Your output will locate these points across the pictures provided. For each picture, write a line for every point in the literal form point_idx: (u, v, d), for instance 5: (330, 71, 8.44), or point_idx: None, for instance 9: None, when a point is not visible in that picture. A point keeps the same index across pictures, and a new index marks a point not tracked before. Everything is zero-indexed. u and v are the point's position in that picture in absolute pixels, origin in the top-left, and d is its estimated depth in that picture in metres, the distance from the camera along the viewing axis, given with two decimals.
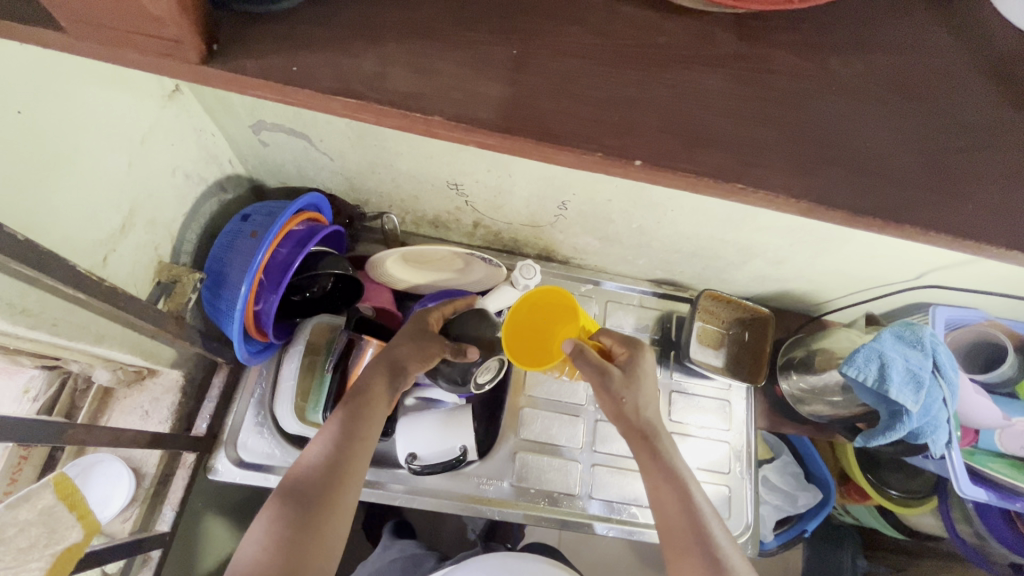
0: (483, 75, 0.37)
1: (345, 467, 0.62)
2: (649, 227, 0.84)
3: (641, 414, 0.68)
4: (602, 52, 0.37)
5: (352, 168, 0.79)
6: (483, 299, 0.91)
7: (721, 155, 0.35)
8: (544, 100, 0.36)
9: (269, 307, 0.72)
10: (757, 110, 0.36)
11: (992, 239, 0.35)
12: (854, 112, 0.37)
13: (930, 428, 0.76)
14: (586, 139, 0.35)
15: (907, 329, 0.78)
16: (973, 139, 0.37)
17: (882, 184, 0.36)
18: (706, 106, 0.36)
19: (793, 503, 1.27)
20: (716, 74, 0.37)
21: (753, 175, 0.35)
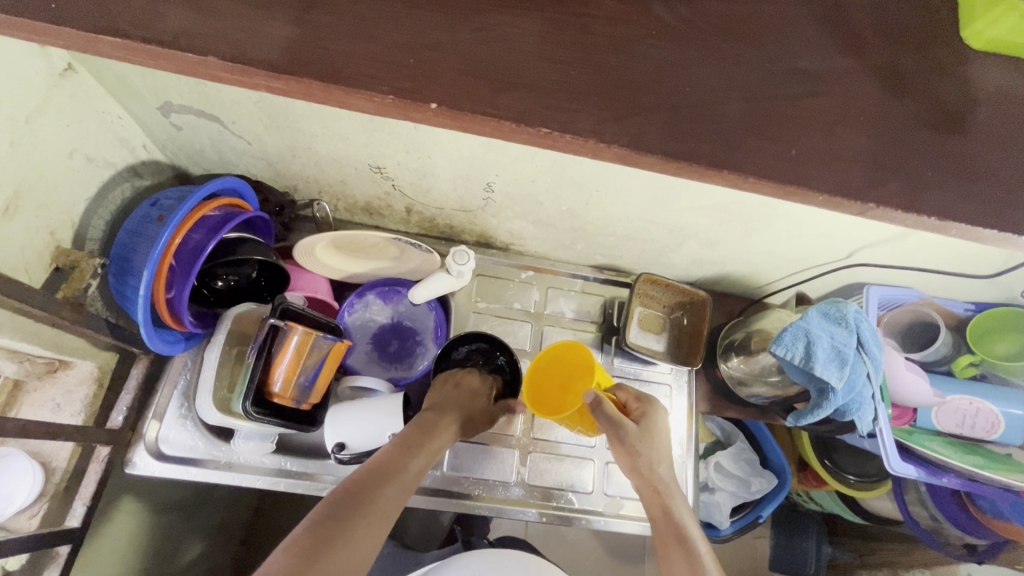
0: (270, 15, 0.37)
1: (389, 485, 0.65)
2: (579, 210, 0.83)
3: (656, 469, 0.75)
4: (442, 4, 0.37)
5: (272, 152, 0.78)
6: (417, 287, 0.90)
7: (537, 97, 0.36)
8: (339, 41, 0.36)
9: (181, 295, 0.71)
10: (594, 64, 0.37)
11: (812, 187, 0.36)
12: (694, 69, 0.38)
13: (855, 406, 0.76)
14: (376, 81, 0.36)
15: (832, 307, 0.78)
16: (792, 89, 0.38)
17: (698, 129, 0.37)
18: (542, 58, 0.37)
19: (747, 489, 1.27)
20: (540, 19, 0.37)
21: (574, 119, 0.36)
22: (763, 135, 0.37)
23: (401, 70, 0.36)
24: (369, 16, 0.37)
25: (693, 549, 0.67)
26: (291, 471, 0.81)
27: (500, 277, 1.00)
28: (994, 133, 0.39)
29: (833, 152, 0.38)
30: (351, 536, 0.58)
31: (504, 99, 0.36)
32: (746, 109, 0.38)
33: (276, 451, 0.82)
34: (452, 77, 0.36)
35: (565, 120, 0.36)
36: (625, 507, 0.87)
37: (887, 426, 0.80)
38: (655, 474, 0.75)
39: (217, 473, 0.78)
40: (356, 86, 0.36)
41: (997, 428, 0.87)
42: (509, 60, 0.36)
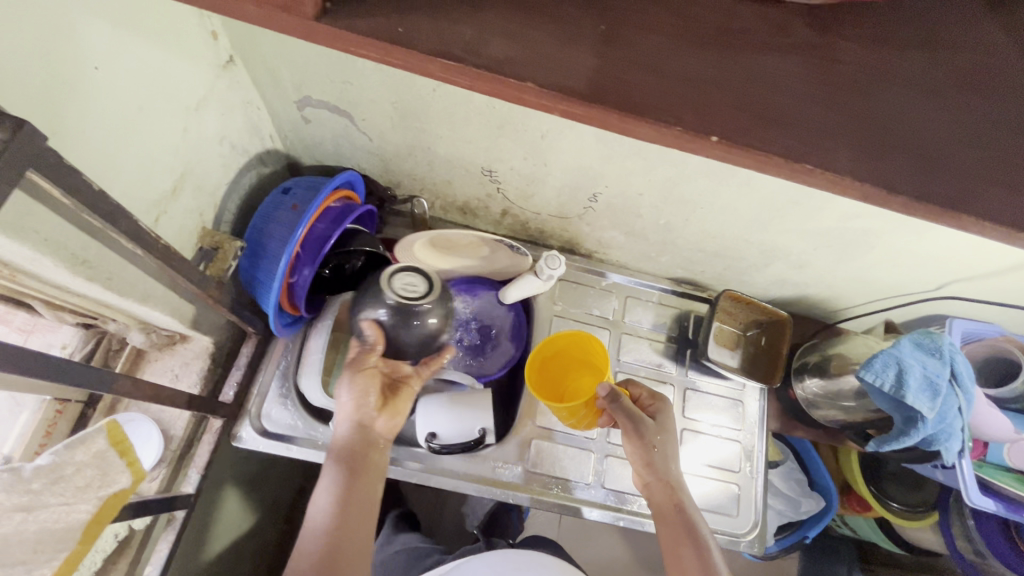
0: (572, 45, 0.35)
1: (360, 485, 0.69)
2: (676, 225, 0.85)
3: (667, 465, 0.76)
4: (685, 32, 0.37)
5: (391, 149, 0.81)
6: (507, 287, 0.94)
7: (794, 133, 0.35)
8: (631, 75, 0.35)
9: (302, 280, 0.75)
10: (834, 103, 0.37)
11: (1002, 232, 0.38)
12: (920, 117, 0.38)
13: (943, 436, 0.77)
14: (665, 111, 0.34)
15: (926, 337, 0.79)
16: (1005, 132, 0.39)
17: (929, 166, 0.37)
18: (787, 94, 0.36)
19: (796, 509, 1.28)
20: (783, 58, 0.37)
21: (821, 155, 0.35)
22: (996, 182, 0.37)
23: (653, 94, 0.35)
24: (616, 36, 0.36)
25: (702, 543, 0.72)
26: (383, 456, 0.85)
27: (582, 283, 1.02)
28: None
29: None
30: (357, 495, 0.68)
31: (762, 131, 0.35)
32: (982, 156, 0.38)
33: None
34: (704, 105, 0.35)
35: (814, 155, 0.35)
36: None
37: (969, 459, 0.81)
38: (668, 469, 0.76)
39: (316, 454, 0.79)
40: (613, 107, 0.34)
41: None
42: (756, 93, 0.36)
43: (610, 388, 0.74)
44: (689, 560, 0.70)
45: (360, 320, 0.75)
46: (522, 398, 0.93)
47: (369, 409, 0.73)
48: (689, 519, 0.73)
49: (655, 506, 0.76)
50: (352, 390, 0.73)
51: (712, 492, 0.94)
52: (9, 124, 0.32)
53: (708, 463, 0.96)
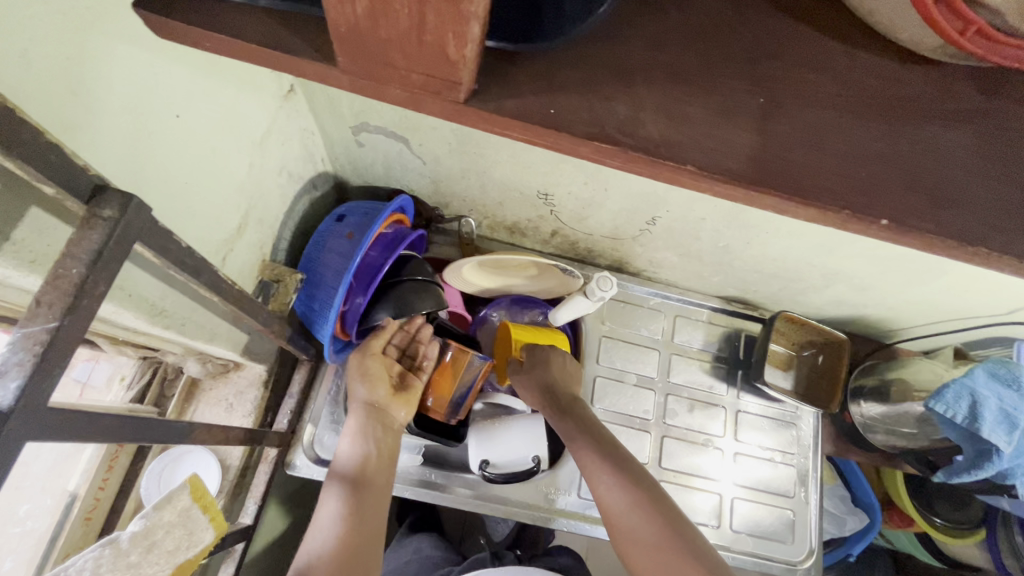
0: (732, 121, 0.34)
1: (366, 496, 0.65)
2: (736, 247, 0.83)
3: (565, 394, 0.79)
4: (849, 101, 0.35)
5: (444, 172, 0.79)
6: (556, 309, 0.91)
7: (971, 216, 0.34)
8: (795, 153, 0.34)
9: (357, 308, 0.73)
10: (1009, 177, 0.34)
11: None
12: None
13: (1020, 470, 0.74)
14: (833, 194, 0.33)
15: (1002, 367, 0.76)
16: None
17: None
18: (961, 167, 0.34)
19: (840, 526, 1.27)
20: (956, 128, 0.35)
21: (1001, 239, 0.33)
22: None
23: (804, 170, 0.34)
24: (773, 107, 0.35)
25: (620, 468, 0.68)
26: (435, 483, 0.84)
27: (630, 302, 1.00)
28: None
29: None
30: (365, 505, 0.64)
31: (930, 212, 0.33)
32: None
33: (421, 461, 0.85)
34: (874, 188, 0.34)
35: (993, 241, 0.33)
36: (751, 545, 0.89)
37: None
38: (562, 397, 0.78)
39: None
40: (780, 191, 0.33)
41: None
42: (927, 171, 0.34)
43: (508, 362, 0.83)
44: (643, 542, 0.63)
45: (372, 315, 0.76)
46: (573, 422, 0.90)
47: (379, 395, 0.74)
48: (609, 449, 0.70)
49: (604, 503, 0.67)
50: (364, 377, 0.74)
51: (768, 517, 0.92)
52: (118, 200, 0.32)
53: (765, 487, 0.93)
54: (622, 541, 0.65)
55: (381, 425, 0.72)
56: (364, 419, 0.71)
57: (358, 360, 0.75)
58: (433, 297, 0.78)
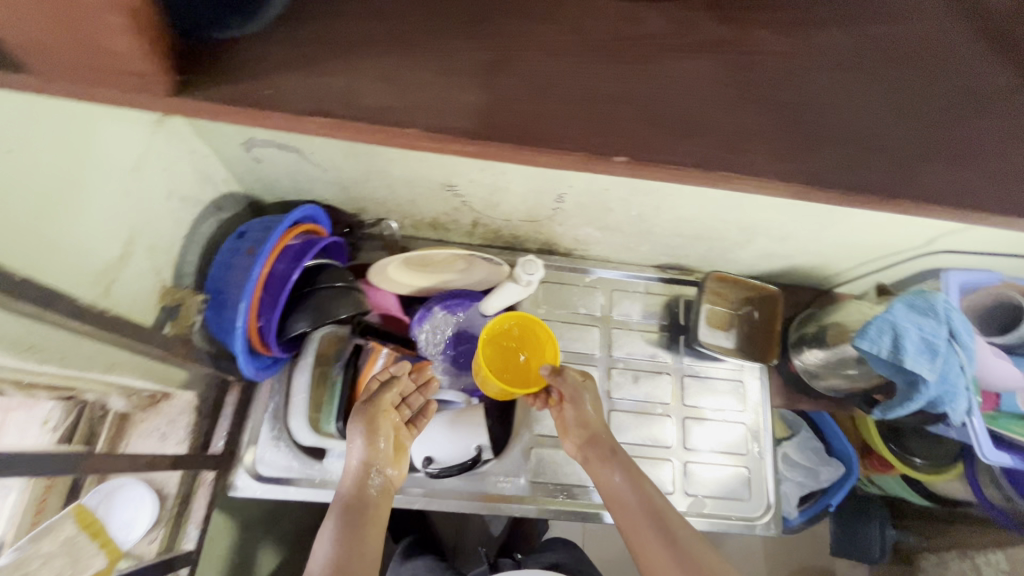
0: (460, 86, 0.45)
1: (362, 526, 0.64)
2: (649, 214, 0.83)
3: (591, 410, 0.79)
4: (603, 54, 0.46)
5: (347, 177, 0.79)
6: (487, 298, 0.91)
7: (697, 146, 0.45)
8: (522, 101, 0.45)
9: (271, 324, 0.72)
10: (734, 107, 0.46)
11: (863, 187, 0.45)
12: (805, 110, 0.47)
13: (949, 397, 0.74)
14: (566, 138, 0.44)
15: (918, 297, 0.77)
16: (848, 99, 0.48)
17: (797, 140, 0.46)
18: (693, 103, 0.45)
19: (815, 478, 1.27)
20: (697, 59, 0.47)
21: (708, 159, 0.45)
22: (856, 145, 0.46)
23: (554, 124, 0.45)
24: (539, 67, 0.46)
25: (638, 480, 0.73)
26: None
27: (565, 283, 1.00)
28: (995, 141, 0.48)
29: (888, 156, 0.47)
30: (365, 538, 0.63)
31: (654, 143, 0.44)
32: (856, 121, 0.47)
33: None
34: (613, 128, 0.44)
35: (702, 164, 0.44)
36: (707, 507, 0.90)
37: (979, 415, 0.78)
38: (586, 413, 0.79)
39: (314, 491, 0.80)
40: (520, 143, 0.44)
41: None
42: (668, 108, 0.45)
43: (550, 367, 0.78)
44: (653, 536, 0.69)
45: (290, 328, 0.76)
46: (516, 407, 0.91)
47: (381, 454, 0.71)
48: (625, 462, 0.75)
49: (618, 502, 0.73)
50: (365, 438, 0.71)
51: (721, 477, 0.92)
52: None
53: (716, 449, 0.94)
54: (627, 532, 0.72)
55: (378, 490, 0.69)
56: (362, 473, 0.69)
57: (369, 415, 0.72)
58: (353, 301, 0.79)
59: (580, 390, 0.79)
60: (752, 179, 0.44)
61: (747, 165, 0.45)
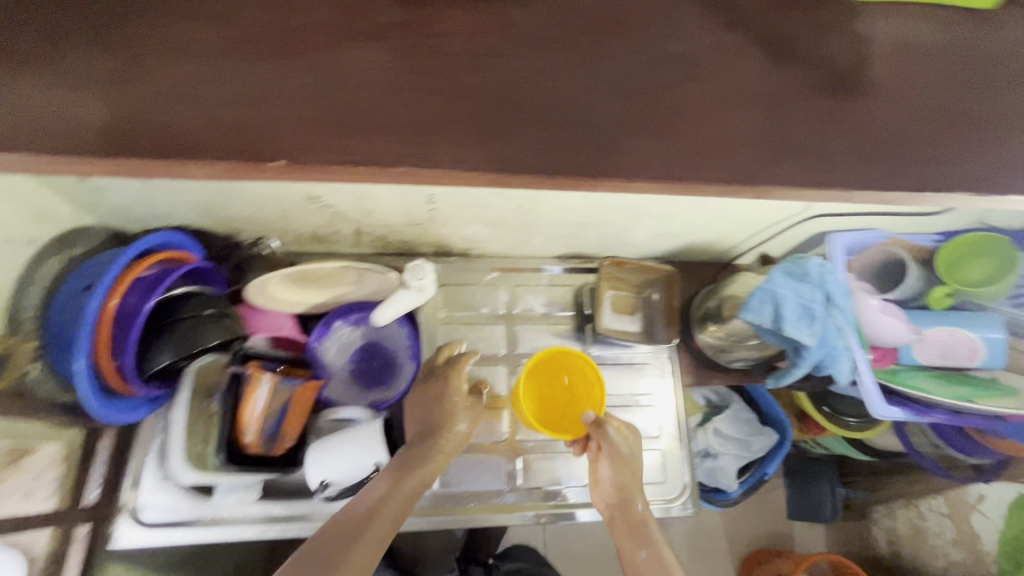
0: (100, 96, 0.47)
1: (340, 551, 0.66)
2: (527, 206, 0.81)
3: (625, 450, 0.80)
4: (282, 52, 0.49)
5: (203, 199, 0.75)
6: (380, 307, 0.88)
7: (368, 142, 0.49)
8: (155, 110, 0.48)
9: (128, 362, 0.68)
10: (401, 98, 0.50)
11: (497, 167, 0.50)
12: (473, 92, 0.51)
13: (831, 359, 0.75)
14: (204, 147, 0.48)
15: (794, 264, 0.77)
16: (509, 85, 0.51)
17: (438, 127, 0.50)
18: (370, 94, 0.49)
19: (749, 449, 1.28)
20: (363, 52, 0.50)
21: (350, 150, 0.49)
22: (517, 128, 0.50)
23: (237, 129, 0.48)
24: (224, 73, 0.49)
25: (644, 519, 0.77)
26: (279, 516, 0.80)
27: (466, 283, 0.98)
28: (711, 117, 0.53)
29: (528, 138, 0.51)
30: (337, 566, 0.64)
31: (323, 143, 0.49)
32: (518, 105, 0.51)
33: (261, 497, 0.80)
34: (278, 134, 0.49)
35: (373, 157, 0.49)
36: None
37: (867, 372, 0.80)
38: (626, 452, 0.79)
39: (204, 532, 0.77)
40: (200, 154, 0.48)
41: (978, 354, 0.89)
42: (337, 103, 0.49)
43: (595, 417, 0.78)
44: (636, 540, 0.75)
45: (154, 364, 0.72)
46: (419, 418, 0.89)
47: (395, 482, 0.74)
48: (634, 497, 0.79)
49: (620, 528, 0.77)
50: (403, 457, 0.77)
51: None
52: None
53: None
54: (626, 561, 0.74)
55: (379, 517, 0.70)
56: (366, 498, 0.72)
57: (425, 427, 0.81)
58: (224, 328, 0.76)
59: (619, 437, 0.79)
60: (416, 167, 0.49)
61: (377, 151, 0.49)
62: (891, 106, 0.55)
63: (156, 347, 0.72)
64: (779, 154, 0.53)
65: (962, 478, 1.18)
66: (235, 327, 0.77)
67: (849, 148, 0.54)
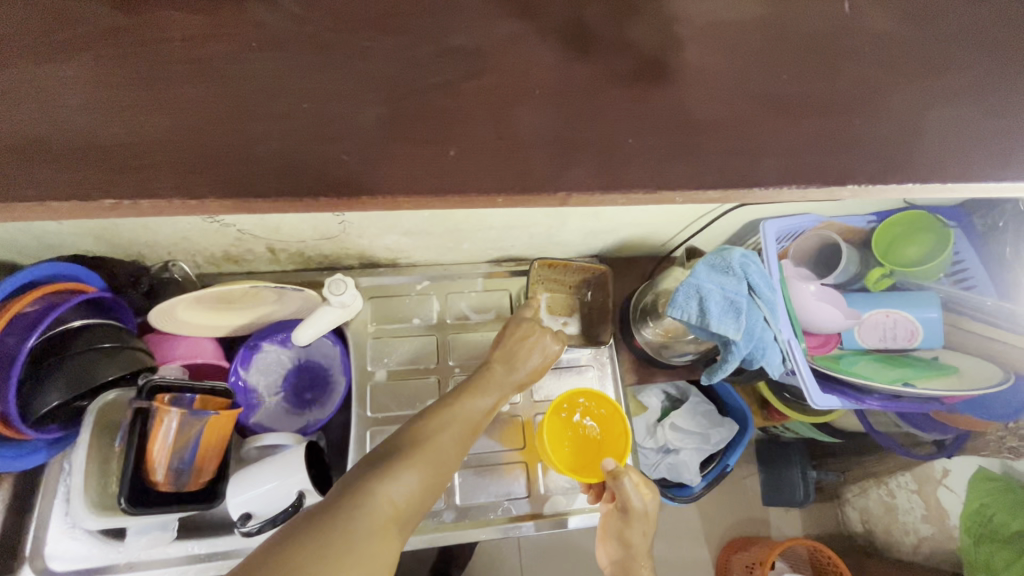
0: None
1: (418, 459, 0.57)
2: (442, 213, 0.78)
3: (639, 509, 0.76)
4: None
5: (91, 226, 0.71)
6: (301, 326, 0.84)
7: (70, 167, 0.43)
8: None
9: (11, 407, 0.64)
10: (96, 117, 0.43)
11: (250, 189, 0.44)
12: (186, 106, 0.44)
13: (760, 352, 0.73)
14: None
15: (718, 256, 0.75)
16: (253, 87, 0.45)
17: (167, 144, 0.44)
18: (65, 112, 0.43)
19: (708, 442, 1.26)
20: (72, 64, 0.44)
21: (64, 180, 0.42)
22: (266, 139, 0.44)
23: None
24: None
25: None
26: (200, 555, 0.76)
27: (397, 295, 0.94)
28: (569, 111, 0.48)
29: (276, 143, 0.44)
30: (399, 478, 0.54)
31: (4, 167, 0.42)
32: (262, 111, 0.45)
33: (179, 536, 0.76)
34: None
35: (64, 185, 0.42)
36: (564, 504, 0.86)
37: (800, 363, 0.78)
38: (638, 512, 0.76)
39: None
40: None
41: (916, 336, 0.88)
42: (51, 124, 0.43)
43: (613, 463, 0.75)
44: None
45: (43, 404, 0.67)
46: (351, 438, 0.86)
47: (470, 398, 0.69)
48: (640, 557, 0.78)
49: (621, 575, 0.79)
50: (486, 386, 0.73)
51: None
52: None
53: None
54: None
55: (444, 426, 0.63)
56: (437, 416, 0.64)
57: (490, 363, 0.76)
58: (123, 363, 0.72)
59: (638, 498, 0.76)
60: (135, 200, 0.43)
61: (98, 180, 0.43)
62: (741, 97, 0.50)
63: (43, 387, 0.67)
64: (574, 155, 0.47)
65: (924, 456, 1.16)
66: (136, 361, 0.73)
67: (748, 136, 0.50)
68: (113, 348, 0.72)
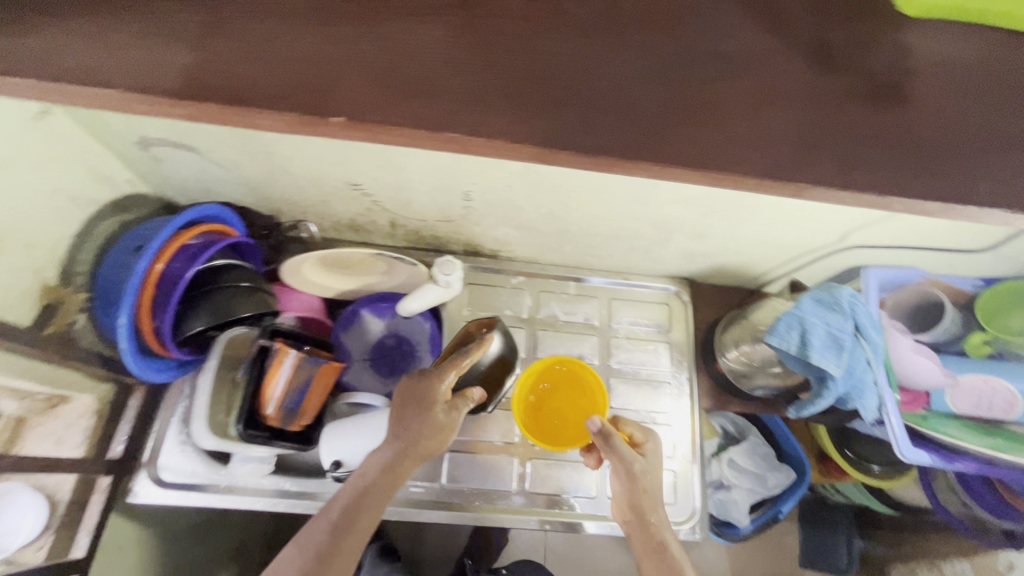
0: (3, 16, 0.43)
1: (325, 557, 0.63)
2: (560, 212, 0.83)
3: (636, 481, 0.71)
4: None
5: (252, 177, 0.79)
6: (405, 299, 0.91)
7: (216, 71, 0.44)
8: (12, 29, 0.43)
9: (166, 324, 0.72)
10: (285, 30, 0.45)
11: (388, 121, 0.44)
12: (382, 35, 0.45)
13: (857, 393, 0.73)
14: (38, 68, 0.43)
15: (826, 292, 0.76)
16: (412, 22, 0.46)
17: (316, 59, 0.44)
18: (229, 22, 0.45)
19: (764, 484, 1.24)
20: None
21: (221, 88, 0.44)
22: (425, 85, 0.44)
23: (152, 64, 0.44)
24: None
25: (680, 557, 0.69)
26: (290, 492, 0.81)
27: (492, 285, 1.00)
28: (721, 93, 0.47)
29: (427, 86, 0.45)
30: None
31: (244, 85, 0.44)
32: (419, 46, 0.45)
33: (274, 471, 0.83)
34: (127, 59, 0.44)
35: (225, 100, 0.44)
36: None
37: (894, 412, 0.78)
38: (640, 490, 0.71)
39: (217, 497, 0.79)
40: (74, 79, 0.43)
41: (1015, 408, 0.83)
42: (205, 31, 0.44)
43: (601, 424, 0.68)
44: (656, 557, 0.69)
45: (187, 326, 0.75)
46: None
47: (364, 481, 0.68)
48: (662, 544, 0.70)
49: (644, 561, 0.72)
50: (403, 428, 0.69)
51: None
52: None
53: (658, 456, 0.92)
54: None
55: (347, 515, 0.66)
56: (343, 500, 0.67)
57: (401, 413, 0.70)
58: (256, 303, 0.78)
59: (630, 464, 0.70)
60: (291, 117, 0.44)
61: (248, 88, 0.44)
62: None
63: (191, 311, 0.75)
64: (727, 147, 0.46)
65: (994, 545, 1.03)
66: (268, 303, 0.80)
67: (899, 162, 0.48)
68: (249, 286, 0.79)
